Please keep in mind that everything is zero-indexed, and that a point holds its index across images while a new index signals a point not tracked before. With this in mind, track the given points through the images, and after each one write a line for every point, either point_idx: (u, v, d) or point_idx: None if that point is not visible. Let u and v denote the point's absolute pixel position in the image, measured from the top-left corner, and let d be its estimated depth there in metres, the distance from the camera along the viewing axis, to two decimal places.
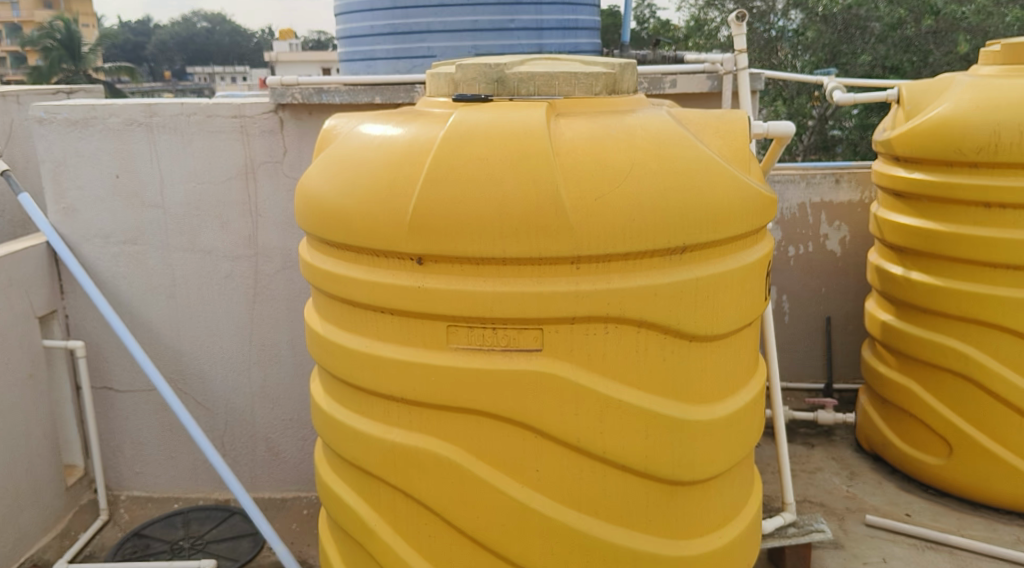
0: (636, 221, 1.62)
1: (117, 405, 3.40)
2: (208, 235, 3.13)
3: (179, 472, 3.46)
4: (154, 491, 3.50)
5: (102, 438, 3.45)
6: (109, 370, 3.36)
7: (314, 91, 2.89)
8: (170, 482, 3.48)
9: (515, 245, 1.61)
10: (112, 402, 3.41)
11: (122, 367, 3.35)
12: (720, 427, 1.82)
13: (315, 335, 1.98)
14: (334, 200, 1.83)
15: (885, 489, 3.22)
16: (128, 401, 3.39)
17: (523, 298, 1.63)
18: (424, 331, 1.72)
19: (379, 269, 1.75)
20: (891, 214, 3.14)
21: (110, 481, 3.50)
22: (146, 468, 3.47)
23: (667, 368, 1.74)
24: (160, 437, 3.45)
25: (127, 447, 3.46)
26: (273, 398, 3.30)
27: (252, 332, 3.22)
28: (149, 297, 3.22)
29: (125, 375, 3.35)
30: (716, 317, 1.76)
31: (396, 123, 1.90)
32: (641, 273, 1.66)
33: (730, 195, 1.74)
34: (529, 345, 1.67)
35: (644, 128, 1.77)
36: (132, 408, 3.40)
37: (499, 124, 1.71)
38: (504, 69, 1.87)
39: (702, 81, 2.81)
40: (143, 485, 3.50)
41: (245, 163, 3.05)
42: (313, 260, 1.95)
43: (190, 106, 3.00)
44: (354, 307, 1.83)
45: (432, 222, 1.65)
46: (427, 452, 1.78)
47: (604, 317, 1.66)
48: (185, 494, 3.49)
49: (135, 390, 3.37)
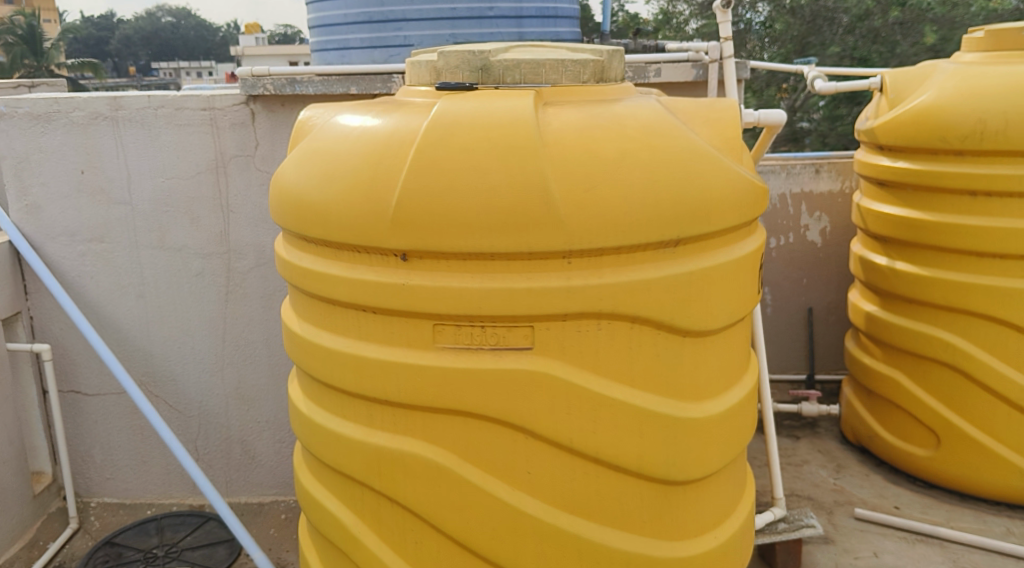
0: (629, 213, 1.57)
1: (86, 410, 3.24)
2: (179, 231, 2.91)
3: (151, 478, 3.32)
4: (126, 497, 3.36)
5: (71, 444, 3.29)
6: (77, 373, 3.21)
7: (286, 82, 2.71)
8: (143, 487, 3.34)
9: (504, 239, 1.55)
10: (80, 406, 3.26)
11: (91, 371, 3.19)
12: (716, 424, 1.77)
13: (293, 334, 1.89)
14: (312, 193, 1.75)
15: (872, 481, 3.19)
16: (97, 405, 3.23)
17: (513, 294, 1.57)
18: (409, 331, 1.65)
19: (361, 266, 1.68)
20: (876, 204, 3.11)
21: (79, 488, 3.36)
22: (117, 474, 3.32)
23: (663, 364, 1.69)
24: (131, 442, 3.29)
25: (97, 453, 3.30)
26: (248, 400, 3.08)
27: (225, 332, 3.01)
28: (117, 298, 3.00)
29: (93, 378, 3.19)
30: (710, 312, 1.71)
31: (377, 114, 1.82)
32: (633, 266, 1.61)
33: (723, 185, 1.69)
34: (519, 343, 1.61)
35: (634, 118, 1.71)
36: (101, 413, 3.25)
37: (485, 113, 1.64)
38: (489, 57, 1.80)
39: (687, 69, 2.73)
40: (114, 491, 3.35)
41: (216, 157, 2.83)
42: (289, 258, 1.86)
43: (157, 99, 2.77)
44: (335, 306, 1.74)
45: (416, 217, 1.58)
46: (413, 456, 1.71)
47: (597, 313, 1.60)
48: (158, 500, 3.36)
49: (104, 394, 3.21)
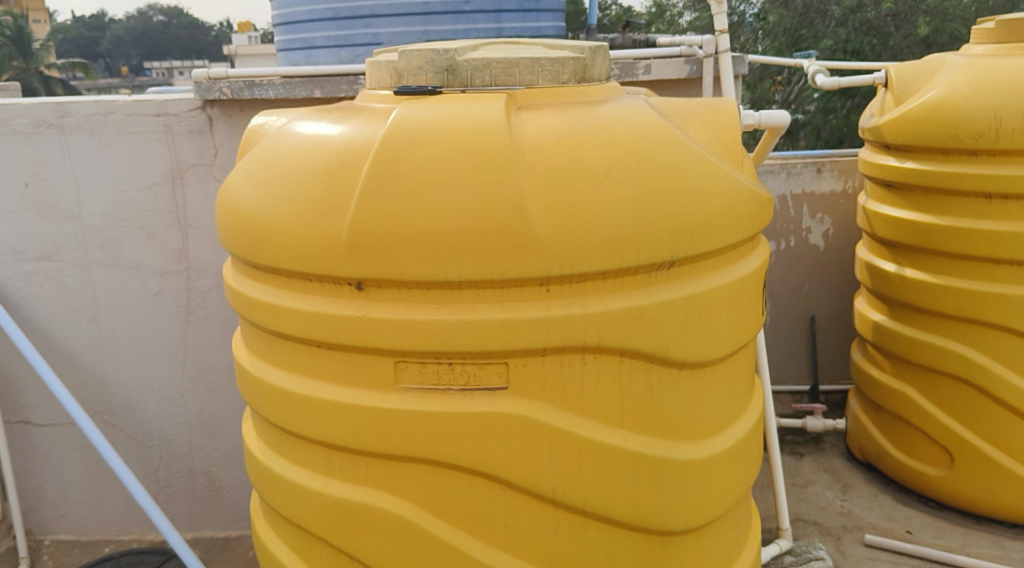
0: (616, 233, 1.38)
1: (35, 442, 2.88)
2: (134, 248, 2.68)
3: (109, 512, 2.97)
4: (82, 534, 3.00)
5: (20, 477, 2.93)
6: (24, 402, 2.84)
7: (244, 85, 2.51)
8: (99, 522, 2.99)
9: (473, 267, 1.36)
10: (29, 437, 2.89)
11: (40, 399, 2.83)
12: (716, 466, 1.58)
13: (242, 369, 1.68)
14: (260, 212, 1.55)
15: (881, 503, 3.00)
16: (47, 437, 2.87)
17: (484, 328, 1.37)
18: (369, 369, 1.45)
19: (313, 295, 1.48)
20: (882, 207, 2.91)
21: (30, 525, 2.99)
22: (71, 509, 2.97)
23: (657, 401, 1.49)
24: (86, 475, 2.93)
25: (49, 487, 2.94)
26: (211, 428, 2.85)
27: (186, 357, 2.78)
28: (68, 321, 2.75)
29: (43, 407, 2.83)
30: (710, 340, 1.51)
31: (333, 120, 1.62)
32: (622, 293, 1.41)
33: (721, 198, 1.50)
34: (493, 383, 1.42)
35: (621, 123, 1.52)
36: (52, 445, 2.89)
37: (451, 120, 1.44)
38: (455, 56, 1.60)
39: (680, 65, 2.49)
40: (68, 528, 3.00)
41: (172, 168, 2.62)
42: (236, 285, 1.65)
43: (107, 104, 2.56)
44: (286, 341, 1.54)
45: (373, 241, 1.38)
46: (376, 510, 1.51)
47: (582, 347, 1.40)
48: (117, 536, 3.00)
49: (56, 424, 2.86)
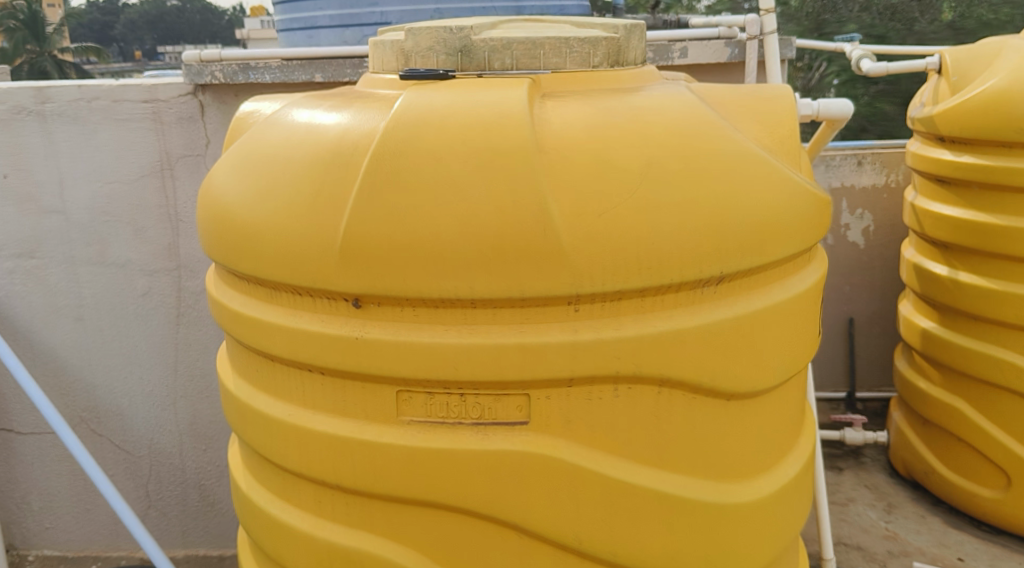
0: (656, 243, 1.17)
1: (20, 450, 2.73)
2: (121, 245, 2.50)
3: (97, 527, 2.81)
4: (69, 550, 2.84)
5: (5, 488, 2.78)
6: (7, 408, 2.68)
7: (239, 68, 2.32)
8: (88, 537, 2.83)
9: (489, 283, 1.15)
10: (13, 446, 2.74)
11: (23, 405, 2.67)
12: (766, 511, 1.37)
13: (226, 392, 1.49)
14: (243, 213, 1.35)
15: (930, 525, 2.79)
16: (32, 446, 2.72)
17: (501, 354, 1.17)
18: (368, 399, 1.26)
19: (303, 311, 1.28)
20: (933, 204, 2.67)
21: (15, 539, 2.84)
22: (58, 523, 2.81)
23: (700, 438, 1.28)
24: (73, 487, 2.77)
25: (35, 498, 2.79)
26: (206, 439, 2.67)
27: (177, 362, 2.60)
28: (53, 322, 2.59)
29: (26, 414, 2.68)
30: (763, 368, 1.30)
31: (329, 108, 1.41)
32: (663, 313, 1.21)
33: (776, 201, 1.29)
34: (511, 417, 1.22)
35: (662, 113, 1.31)
36: (37, 454, 2.73)
37: (463, 109, 1.24)
38: (470, 35, 1.38)
39: (719, 48, 2.26)
40: (55, 543, 2.84)
41: (161, 158, 2.43)
42: (218, 296, 1.46)
43: (91, 89, 2.37)
44: (273, 362, 1.35)
45: (371, 253, 1.18)
46: (380, 561, 1.31)
47: (614, 376, 1.20)
48: (106, 552, 2.84)
49: (41, 432, 2.70)
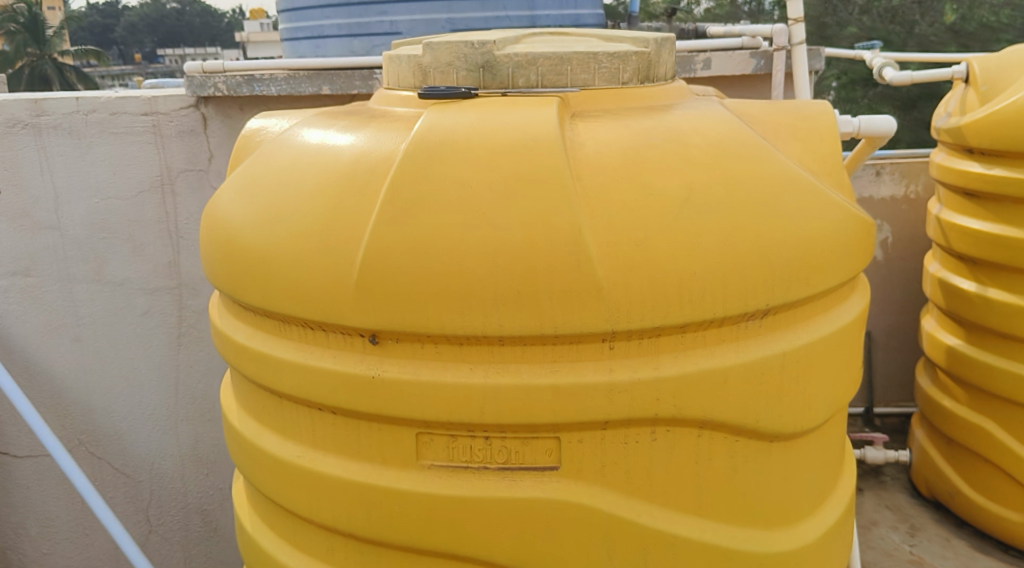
0: (698, 276, 1.09)
1: (16, 474, 2.64)
2: (120, 262, 2.42)
3: (96, 553, 2.71)
4: None
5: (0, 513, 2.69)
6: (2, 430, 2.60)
7: (243, 80, 2.22)
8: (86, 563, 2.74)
9: (519, 320, 1.07)
10: (9, 469, 2.65)
11: (20, 427, 2.59)
12: (809, 557, 1.28)
13: (231, 428, 1.40)
14: (250, 240, 1.26)
15: (955, 549, 2.69)
16: (28, 469, 2.63)
17: (532, 396, 1.09)
18: (386, 442, 1.17)
19: (315, 347, 1.20)
20: (959, 217, 2.55)
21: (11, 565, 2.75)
22: (55, 549, 2.72)
23: (743, 482, 1.20)
24: (70, 512, 2.68)
25: (32, 523, 2.70)
26: (208, 462, 2.58)
27: (177, 383, 2.52)
28: (50, 342, 2.50)
29: (23, 436, 2.59)
30: (808, 406, 1.22)
31: (342, 128, 1.33)
32: (704, 350, 1.12)
33: (823, 228, 1.20)
34: (540, 462, 1.13)
35: (699, 134, 1.23)
36: (34, 477, 2.64)
37: (489, 131, 1.16)
38: (493, 50, 1.30)
39: (744, 59, 2.19)
40: None
41: (161, 172, 2.34)
42: (222, 326, 1.37)
43: (88, 101, 2.29)
44: (283, 400, 1.26)
45: (390, 287, 1.10)
46: None
47: (652, 419, 1.11)
48: None
49: (37, 455, 2.61)
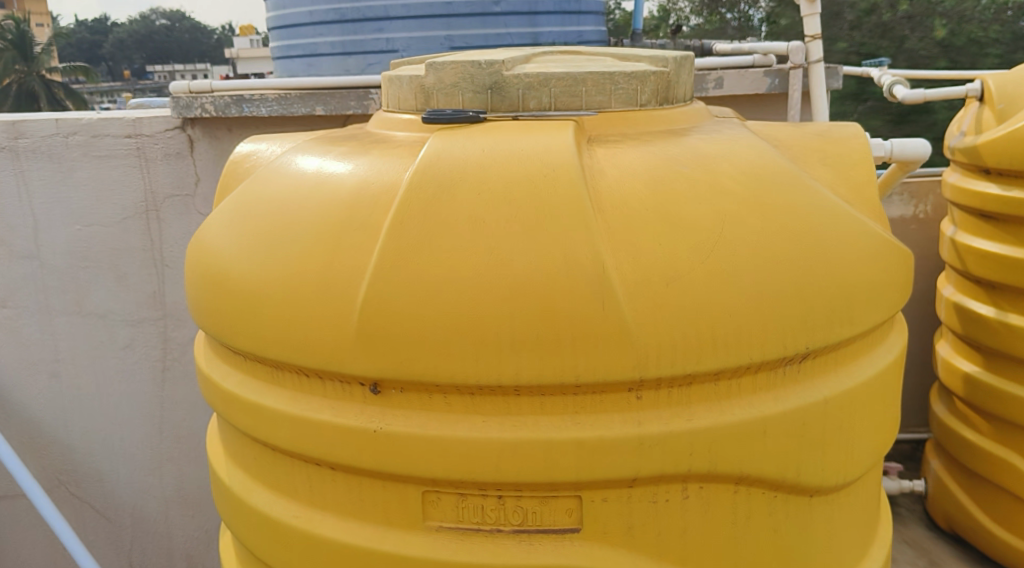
0: (734, 318, 0.99)
1: None
2: (102, 293, 2.31)
3: None
4: None
5: None
6: None
7: (231, 100, 2.11)
8: None
9: (537, 369, 0.96)
10: None
11: None
12: None
13: (219, 481, 1.29)
14: (239, 277, 1.16)
15: None
16: (5, 508, 2.50)
17: (552, 452, 0.98)
18: (390, 502, 1.06)
19: (311, 397, 1.09)
20: (975, 239, 2.48)
21: None
22: None
23: (781, 542, 1.10)
24: (48, 555, 2.55)
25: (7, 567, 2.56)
26: (194, 503, 2.46)
27: (162, 420, 2.40)
28: (29, 374, 2.39)
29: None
30: (850, 457, 1.12)
31: (340, 155, 1.23)
32: (740, 399, 1.02)
33: (864, 263, 1.10)
34: (561, 523, 1.03)
35: (728, 162, 1.13)
36: (10, 518, 2.51)
37: (502, 160, 1.06)
38: (502, 71, 1.21)
39: (758, 78, 2.11)
40: None
41: (146, 198, 2.24)
42: (209, 370, 1.26)
43: (69, 124, 2.19)
44: (275, 454, 1.15)
45: (394, 332, 0.99)
46: None
47: (684, 475, 1.01)
48: None
49: (14, 494, 2.48)
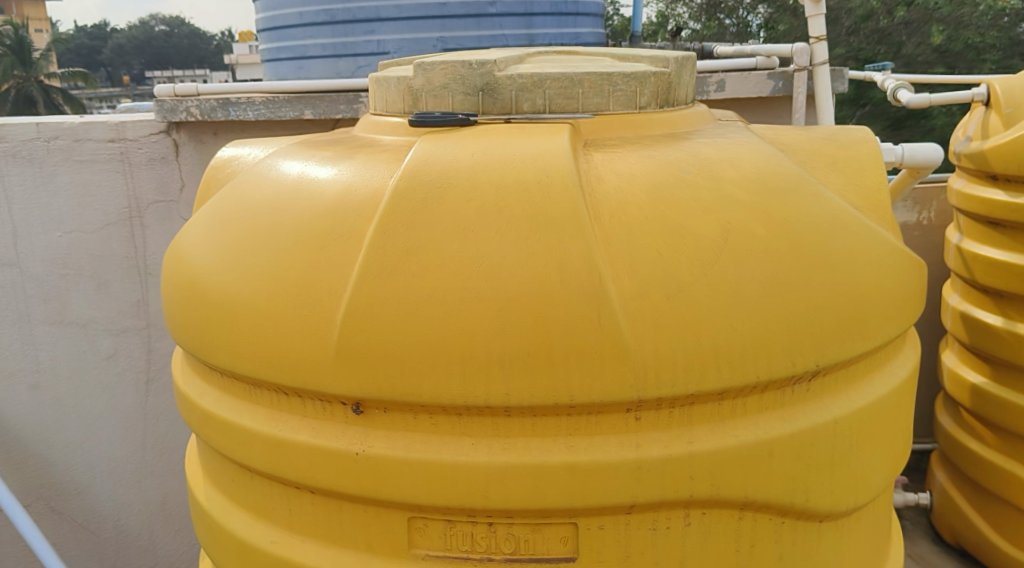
0: (740, 333, 0.92)
1: None
2: (84, 301, 2.25)
3: None
4: None
5: None
6: None
7: (217, 103, 2.06)
8: None
9: (530, 388, 0.90)
10: None
11: None
12: None
13: (196, 503, 1.22)
14: (215, 289, 1.10)
15: None
16: None
17: (545, 477, 0.92)
18: (373, 529, 1.00)
19: (290, 416, 1.02)
20: (981, 247, 2.42)
21: None
22: None
23: None
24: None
25: None
26: (176, 519, 2.40)
27: (146, 434, 2.35)
28: (8, 385, 2.33)
29: None
30: (860, 480, 1.06)
31: (324, 160, 1.17)
32: (745, 420, 0.96)
33: (876, 275, 1.04)
34: (554, 552, 0.96)
35: (732, 168, 1.07)
36: None
37: (493, 166, 1.00)
38: (494, 71, 1.15)
39: (761, 81, 2.06)
40: None
41: (129, 204, 2.18)
42: (185, 386, 1.20)
43: (51, 128, 2.13)
44: (253, 476, 1.08)
45: (377, 349, 0.93)
46: None
47: (686, 501, 0.95)
48: None
49: None
